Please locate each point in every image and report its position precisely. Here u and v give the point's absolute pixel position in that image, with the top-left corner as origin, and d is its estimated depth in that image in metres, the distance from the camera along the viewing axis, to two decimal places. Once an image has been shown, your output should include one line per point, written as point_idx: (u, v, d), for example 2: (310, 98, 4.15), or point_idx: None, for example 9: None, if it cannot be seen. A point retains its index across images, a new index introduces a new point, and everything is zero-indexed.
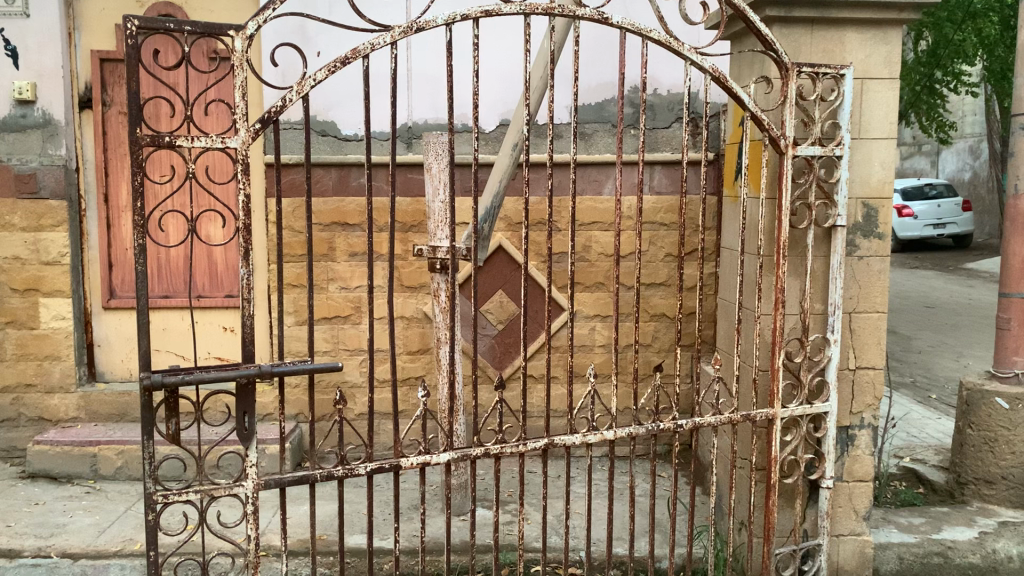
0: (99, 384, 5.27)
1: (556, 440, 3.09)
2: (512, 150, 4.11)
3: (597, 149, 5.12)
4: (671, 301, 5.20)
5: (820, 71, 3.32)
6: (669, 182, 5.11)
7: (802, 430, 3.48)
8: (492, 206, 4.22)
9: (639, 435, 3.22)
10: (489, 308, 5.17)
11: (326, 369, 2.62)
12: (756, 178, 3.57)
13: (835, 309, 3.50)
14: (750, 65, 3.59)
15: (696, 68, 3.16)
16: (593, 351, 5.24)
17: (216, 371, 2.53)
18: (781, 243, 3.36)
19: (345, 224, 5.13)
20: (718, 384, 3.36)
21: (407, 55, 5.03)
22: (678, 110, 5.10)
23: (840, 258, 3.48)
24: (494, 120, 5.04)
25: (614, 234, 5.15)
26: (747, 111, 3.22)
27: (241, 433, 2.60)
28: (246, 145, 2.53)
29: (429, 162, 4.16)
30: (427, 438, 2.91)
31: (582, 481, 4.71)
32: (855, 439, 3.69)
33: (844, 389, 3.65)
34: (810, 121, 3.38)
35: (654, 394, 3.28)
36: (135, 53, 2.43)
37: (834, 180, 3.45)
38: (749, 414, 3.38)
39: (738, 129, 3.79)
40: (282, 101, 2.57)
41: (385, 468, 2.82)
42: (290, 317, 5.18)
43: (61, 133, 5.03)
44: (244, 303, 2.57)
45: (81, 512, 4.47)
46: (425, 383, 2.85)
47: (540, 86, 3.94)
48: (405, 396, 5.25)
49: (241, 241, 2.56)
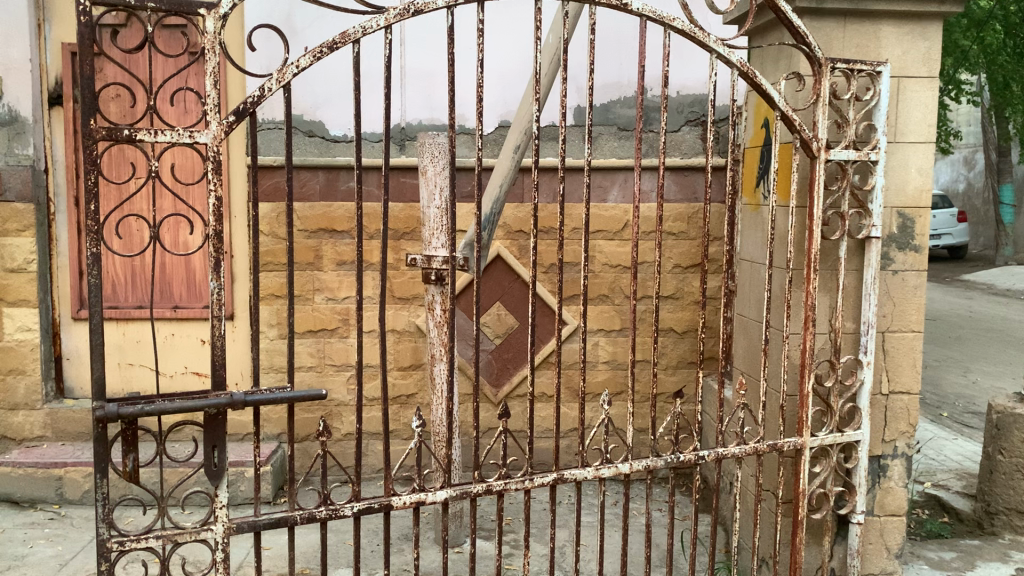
0: (68, 401, 4.91)
1: (565, 474, 2.76)
2: (515, 152, 3.80)
3: (602, 153, 4.83)
4: (680, 315, 4.89)
5: (856, 67, 3.03)
6: (680, 190, 4.80)
7: (832, 460, 3.18)
8: (493, 213, 3.90)
9: (657, 468, 2.91)
10: (487, 321, 4.85)
11: (307, 397, 2.29)
12: (783, 186, 3.25)
13: (868, 328, 3.21)
14: (776, 60, 3.30)
15: (723, 61, 2.84)
16: (597, 367, 4.92)
17: (181, 400, 2.20)
18: (812, 256, 3.06)
19: (333, 231, 4.80)
20: (744, 410, 3.04)
21: (400, 51, 4.71)
22: (689, 112, 4.82)
23: (875, 273, 3.19)
24: (494, 121, 4.73)
25: (620, 244, 4.83)
26: (777, 110, 2.92)
27: (208, 471, 2.26)
28: (218, 141, 2.20)
29: (423, 164, 3.86)
30: (422, 474, 2.57)
31: (586, 512, 4.39)
32: (887, 470, 3.39)
33: (876, 416, 3.34)
34: (844, 122, 3.08)
35: (674, 420, 2.95)
36: (88, 31, 2.09)
37: (869, 188, 3.15)
38: (776, 443, 3.07)
39: (761, 130, 3.49)
40: (259, 90, 2.25)
41: (374, 508, 2.48)
42: (272, 330, 4.84)
43: (28, 131, 4.68)
44: (214, 322, 2.24)
45: (43, 542, 4.11)
46: (420, 411, 2.53)
47: (550, 72, 3.64)
48: (396, 415, 4.92)
49: (210, 250, 2.24)
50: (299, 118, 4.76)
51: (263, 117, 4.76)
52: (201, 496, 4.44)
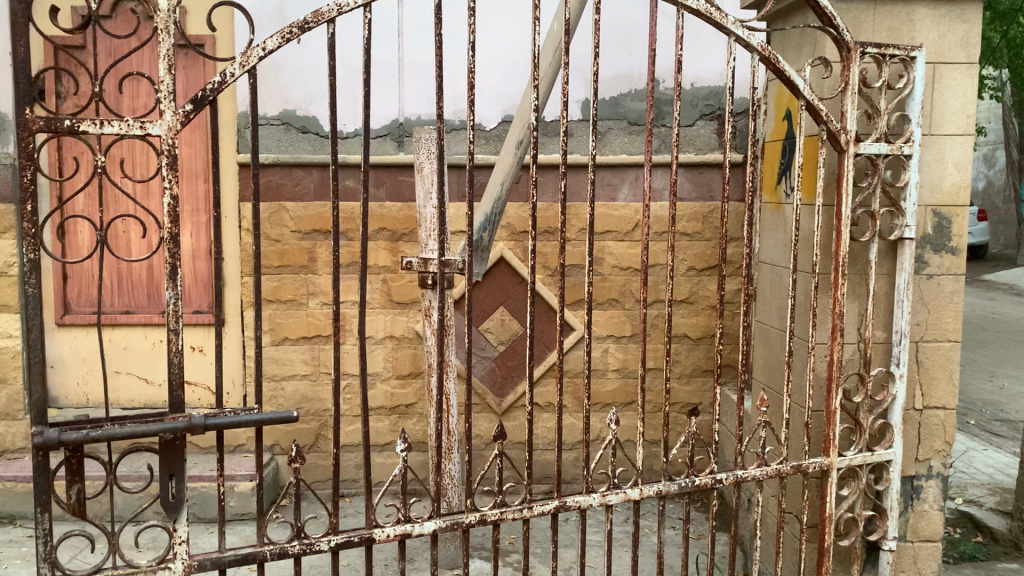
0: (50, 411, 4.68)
1: (567, 502, 2.50)
2: (517, 148, 3.54)
3: (612, 149, 4.55)
4: (695, 321, 4.62)
5: (888, 52, 2.76)
6: (694, 189, 4.54)
7: (861, 482, 2.91)
8: (494, 213, 3.58)
9: (669, 493, 2.64)
10: (489, 327, 4.59)
11: (276, 420, 2.05)
12: (808, 184, 2.98)
13: (901, 338, 2.93)
14: (800, 46, 3.04)
15: (743, 45, 2.57)
16: (607, 376, 4.67)
17: (133, 425, 1.96)
18: (839, 260, 2.80)
19: (328, 232, 4.56)
20: (766, 429, 2.78)
21: (397, 42, 4.45)
22: (704, 106, 4.55)
23: (908, 278, 2.91)
24: (496, 116, 4.49)
25: (630, 245, 4.58)
26: (802, 100, 2.65)
27: (164, 503, 2.03)
28: (173, 132, 1.96)
29: (418, 159, 3.63)
30: (407, 503, 2.32)
31: (593, 530, 4.14)
32: (921, 492, 3.10)
33: (909, 433, 3.06)
34: (874, 112, 2.81)
35: (688, 441, 2.68)
36: (22, 8, 1.83)
37: (902, 184, 2.88)
38: (800, 465, 2.80)
39: (783, 123, 3.22)
40: (221, 76, 2.00)
41: (353, 542, 2.24)
42: (265, 337, 4.60)
43: (9, 128, 4.46)
44: (171, 338, 2.01)
45: (16, 562, 3.88)
46: (406, 435, 2.27)
47: (552, 72, 3.36)
48: (394, 425, 4.68)
49: (166, 255, 2.00)
50: (291, 114, 4.52)
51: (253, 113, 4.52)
52: (155, 530, 3.99)
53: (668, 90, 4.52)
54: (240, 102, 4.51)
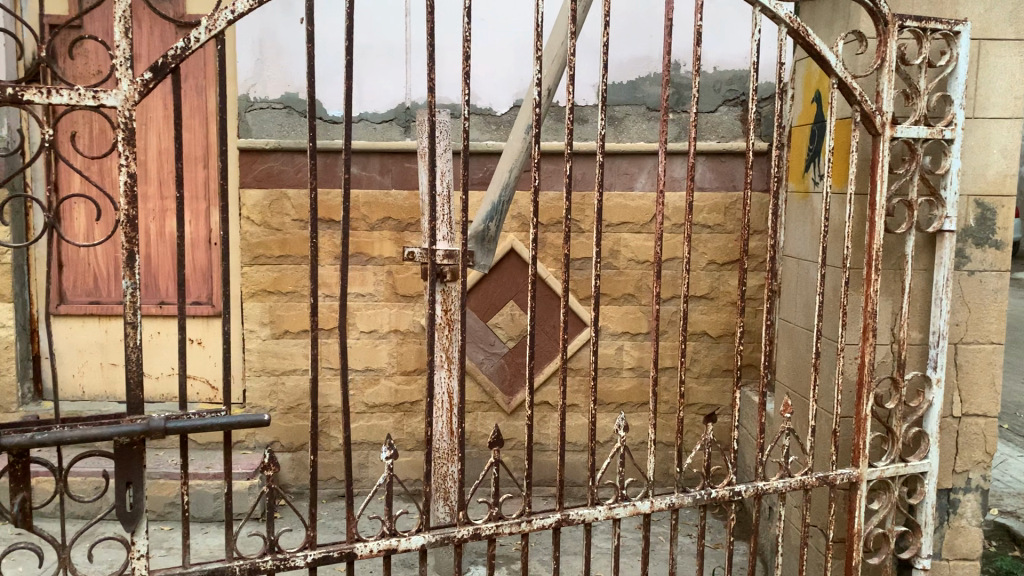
0: (45, 404, 4.52)
1: (570, 515, 2.29)
2: (526, 133, 3.21)
3: (628, 136, 4.32)
4: (715, 317, 4.39)
5: (929, 26, 2.52)
6: (716, 179, 4.30)
7: (893, 496, 2.68)
8: (501, 201, 3.26)
9: (684, 506, 2.41)
10: (498, 322, 4.37)
11: (247, 424, 1.85)
12: (839, 170, 2.74)
13: (939, 340, 2.69)
14: (832, 19, 2.79)
15: (770, 16, 2.33)
16: (621, 375, 4.44)
17: (86, 428, 1.77)
18: (872, 253, 2.58)
19: (331, 221, 4.35)
20: (790, 437, 2.55)
21: (404, 22, 4.23)
22: (726, 91, 4.31)
23: (948, 274, 2.67)
24: (507, 101, 4.27)
25: (647, 238, 4.35)
26: (834, 77, 2.42)
27: (121, 514, 1.84)
28: (131, 104, 1.77)
29: (421, 145, 3.17)
30: (393, 515, 2.12)
31: (601, 537, 3.93)
32: (958, 506, 2.85)
33: (946, 444, 2.82)
34: (913, 93, 2.57)
35: (705, 450, 2.45)
36: None
37: (942, 172, 2.64)
38: (827, 477, 2.57)
39: (813, 105, 2.98)
40: (185, 41, 1.81)
41: (332, 557, 2.04)
42: (266, 329, 4.42)
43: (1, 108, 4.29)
44: (129, 333, 1.82)
45: None
46: (391, 441, 2.06)
47: (558, 65, 3.05)
48: (398, 423, 4.48)
49: (123, 239, 1.82)
50: (294, 97, 4.32)
51: (255, 96, 4.31)
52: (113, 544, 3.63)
53: (686, 74, 4.30)
54: (242, 84, 4.30)
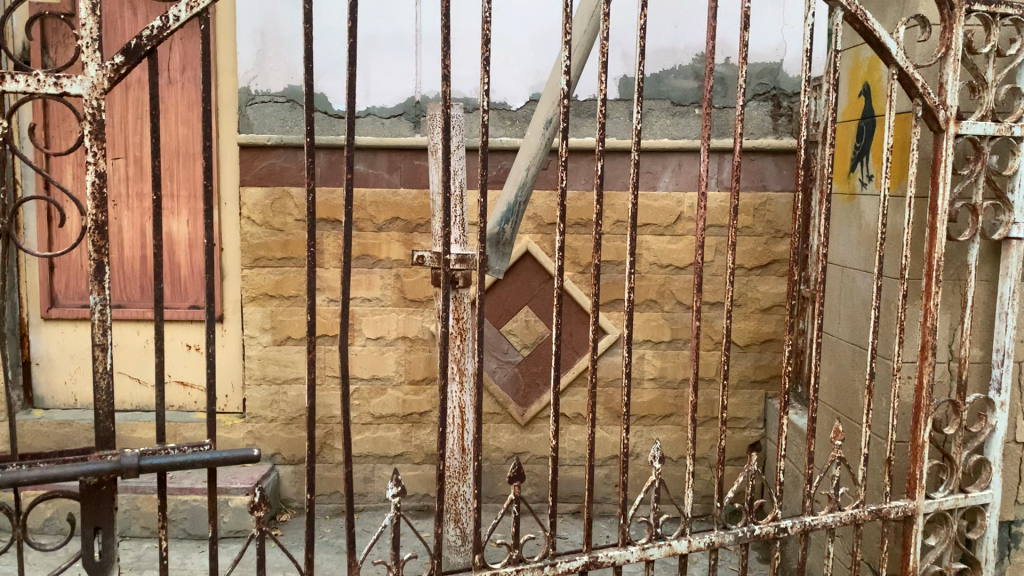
0: (35, 412, 4.28)
1: (599, 557, 2.05)
2: (545, 128, 2.94)
3: (652, 132, 4.06)
4: (743, 325, 4.13)
5: (1000, 10, 2.26)
6: (745, 178, 4.05)
7: (952, 530, 2.43)
8: (517, 202, 2.98)
9: (724, 545, 2.18)
10: (512, 329, 4.13)
11: (235, 460, 1.63)
12: (896, 171, 2.48)
13: (1003, 358, 2.44)
14: (888, 3, 2.53)
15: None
16: (642, 385, 4.19)
17: (46, 467, 1.54)
18: (932, 263, 2.33)
19: (336, 222, 4.10)
20: (841, 465, 2.30)
21: (414, 11, 3.99)
22: (756, 85, 4.04)
23: (1014, 286, 2.42)
24: (524, 94, 4.02)
25: (672, 240, 4.10)
26: (895, 67, 2.16)
27: (87, 564, 1.62)
28: (97, 92, 1.54)
29: (432, 141, 2.91)
30: (401, 559, 1.89)
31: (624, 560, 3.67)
32: (1021, 540, 2.60)
33: (1008, 472, 2.56)
34: (980, 85, 2.31)
35: (749, 481, 2.20)
36: None
37: (1010, 172, 2.38)
38: (881, 510, 2.33)
39: (862, 99, 2.72)
40: (162, 20, 1.57)
41: None
42: (267, 335, 4.18)
43: None
44: (97, 356, 1.59)
45: None
46: (398, 475, 1.85)
47: (585, 44, 2.77)
48: (406, 436, 4.24)
49: (92, 248, 1.59)
50: (297, 90, 4.07)
51: (256, 88, 4.07)
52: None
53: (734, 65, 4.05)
54: (242, 76, 4.06)
